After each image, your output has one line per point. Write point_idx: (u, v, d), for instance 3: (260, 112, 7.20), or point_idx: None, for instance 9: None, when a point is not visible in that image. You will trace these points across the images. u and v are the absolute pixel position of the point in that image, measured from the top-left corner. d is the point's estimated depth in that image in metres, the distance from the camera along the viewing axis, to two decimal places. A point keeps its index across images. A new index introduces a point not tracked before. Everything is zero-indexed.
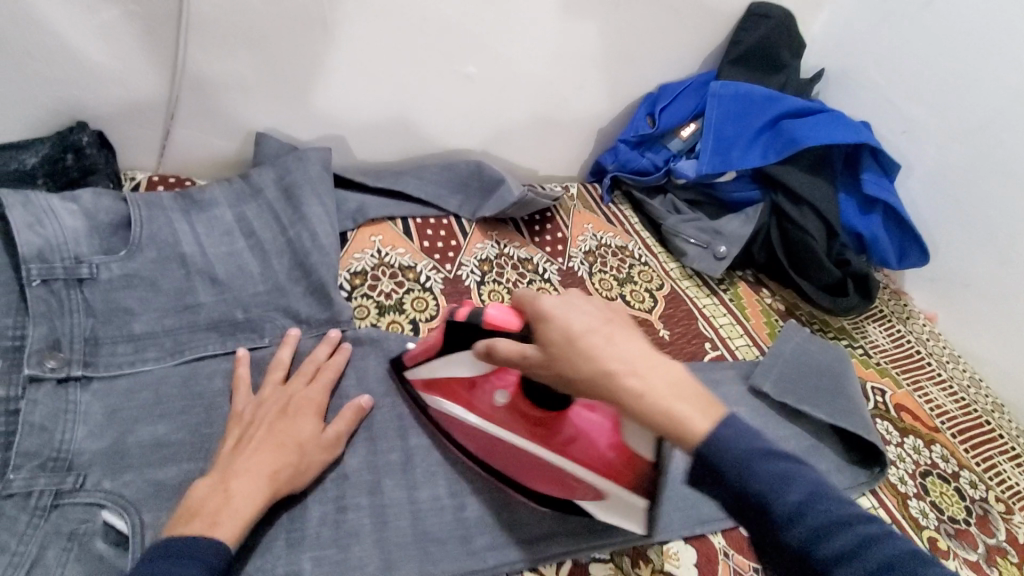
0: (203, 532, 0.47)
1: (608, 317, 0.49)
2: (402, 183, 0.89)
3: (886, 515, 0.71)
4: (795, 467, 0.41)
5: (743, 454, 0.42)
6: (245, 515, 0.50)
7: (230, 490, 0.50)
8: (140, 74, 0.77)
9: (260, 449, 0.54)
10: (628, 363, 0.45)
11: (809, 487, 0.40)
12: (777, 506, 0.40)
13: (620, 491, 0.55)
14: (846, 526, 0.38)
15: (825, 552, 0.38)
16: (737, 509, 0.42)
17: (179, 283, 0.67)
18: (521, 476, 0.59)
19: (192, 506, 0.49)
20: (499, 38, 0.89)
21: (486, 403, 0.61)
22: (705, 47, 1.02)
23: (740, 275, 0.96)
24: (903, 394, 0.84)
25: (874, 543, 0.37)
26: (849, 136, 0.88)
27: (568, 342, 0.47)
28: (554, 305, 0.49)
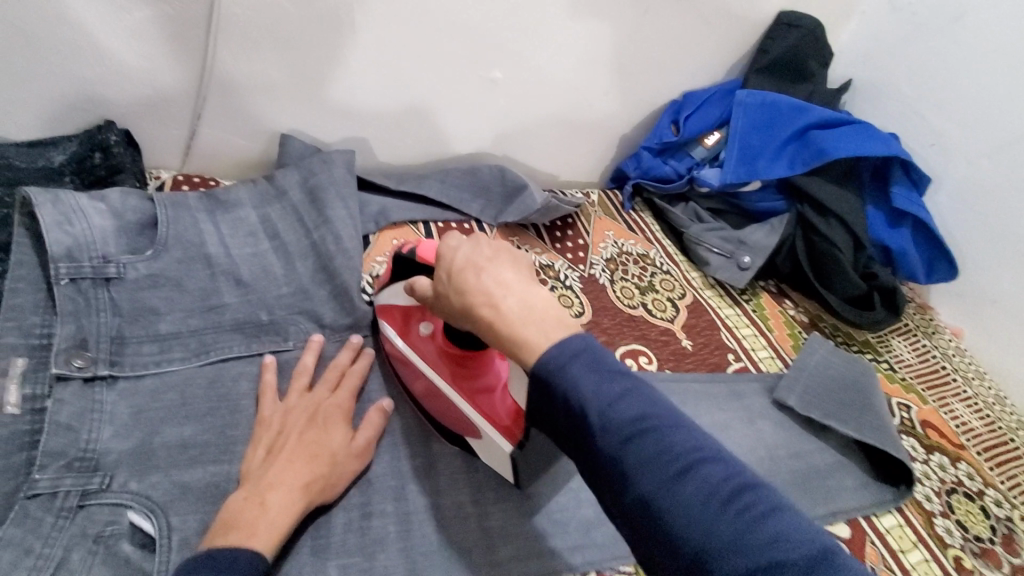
0: (242, 543, 0.47)
1: (493, 253, 0.50)
2: (426, 187, 0.89)
3: (912, 533, 0.69)
4: (618, 378, 0.43)
5: (571, 367, 0.43)
6: (281, 527, 0.50)
7: (267, 501, 0.50)
8: (169, 74, 0.77)
9: (293, 460, 0.54)
10: (489, 293, 0.48)
11: (627, 399, 0.42)
12: (596, 415, 0.41)
13: (496, 436, 0.57)
14: (653, 432, 0.40)
15: (633, 456, 0.40)
16: (563, 419, 0.44)
17: (204, 284, 0.67)
18: (426, 403, 0.63)
19: (229, 518, 0.49)
20: (524, 43, 0.88)
21: (414, 332, 0.65)
22: (731, 55, 1.01)
23: (763, 285, 0.95)
24: (929, 410, 0.82)
25: (674, 447, 0.40)
26: (880, 149, 0.87)
27: (448, 277, 0.50)
28: (451, 242, 0.51)
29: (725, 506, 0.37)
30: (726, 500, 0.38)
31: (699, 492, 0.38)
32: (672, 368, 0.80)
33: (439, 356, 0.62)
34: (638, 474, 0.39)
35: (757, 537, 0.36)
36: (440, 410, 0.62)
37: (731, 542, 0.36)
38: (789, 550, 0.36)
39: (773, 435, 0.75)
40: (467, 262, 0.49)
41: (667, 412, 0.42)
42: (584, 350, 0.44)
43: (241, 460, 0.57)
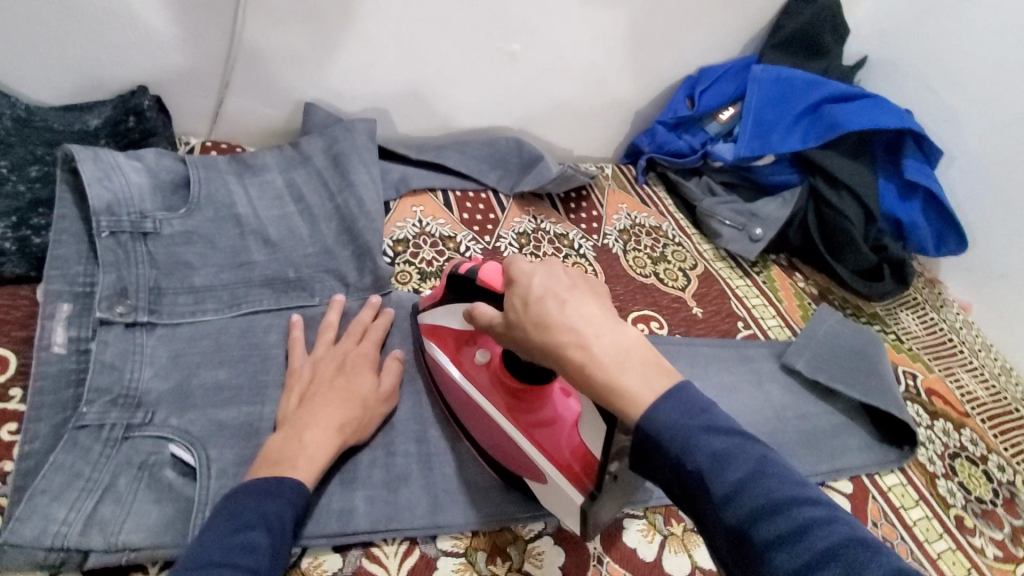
0: (287, 474, 0.51)
1: (570, 281, 0.47)
2: (444, 157, 0.92)
3: (914, 492, 0.71)
4: (739, 444, 0.40)
5: (684, 428, 0.41)
6: (319, 462, 0.53)
7: (305, 439, 0.53)
8: (199, 44, 0.80)
9: (327, 403, 0.57)
10: (577, 331, 0.44)
11: (750, 466, 0.39)
12: (716, 484, 0.39)
13: (564, 483, 0.53)
14: (783, 505, 0.37)
15: (759, 534, 0.36)
16: (678, 485, 0.41)
17: (235, 242, 0.70)
18: (482, 437, 0.59)
19: (272, 454, 0.52)
20: (543, 16, 0.90)
21: (469, 361, 0.62)
22: (747, 32, 1.03)
23: (774, 258, 0.96)
24: (935, 379, 0.84)
25: (813, 528, 0.35)
26: (893, 120, 0.87)
27: (524, 306, 0.47)
28: (525, 267, 0.48)
29: None
30: None
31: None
32: (684, 332, 0.82)
33: (495, 386, 0.59)
34: (772, 557, 0.35)
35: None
36: (504, 450, 0.58)
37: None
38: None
39: (782, 397, 0.77)
40: (548, 292, 0.46)
41: (802, 486, 0.38)
42: (700, 408, 0.42)
43: (273, 402, 0.60)
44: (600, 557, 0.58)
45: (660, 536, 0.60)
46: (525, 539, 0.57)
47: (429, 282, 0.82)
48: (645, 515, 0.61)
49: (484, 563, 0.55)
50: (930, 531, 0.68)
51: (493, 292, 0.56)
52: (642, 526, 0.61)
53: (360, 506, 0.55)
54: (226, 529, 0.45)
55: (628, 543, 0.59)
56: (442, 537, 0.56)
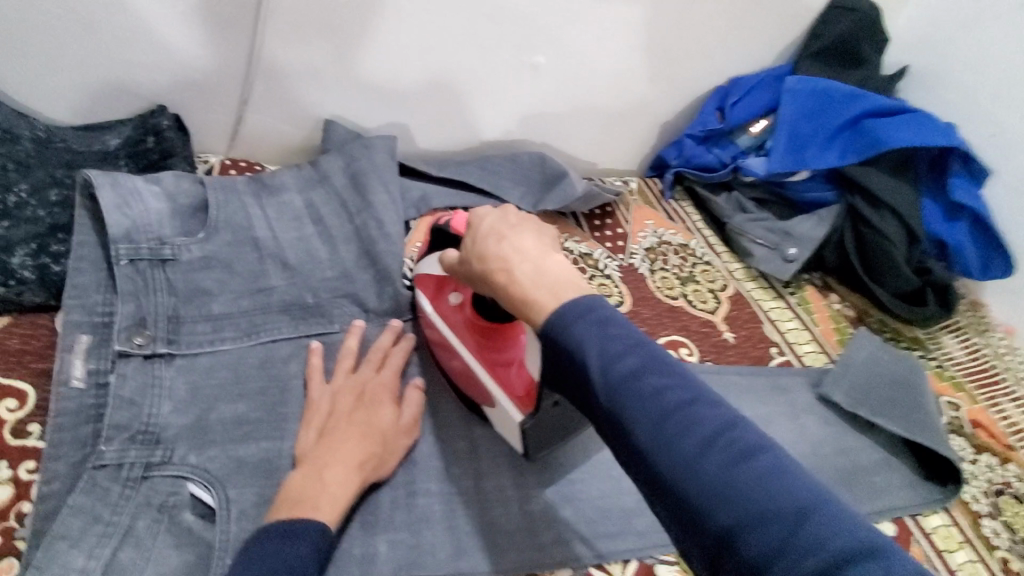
0: (309, 515, 0.49)
1: (517, 222, 0.52)
2: (466, 173, 0.90)
3: (958, 533, 0.67)
4: (618, 331, 0.42)
5: (574, 325, 0.43)
6: (342, 501, 0.51)
7: (326, 479, 0.52)
8: (218, 62, 0.79)
9: (346, 439, 0.55)
10: (506, 258, 0.49)
11: (629, 351, 0.41)
12: (594, 370, 0.41)
13: (509, 407, 0.58)
14: (649, 382, 0.40)
15: (627, 409, 0.39)
16: (567, 376, 0.44)
17: (254, 266, 0.68)
18: (450, 368, 0.65)
19: (292, 494, 0.51)
20: (567, 29, 0.88)
21: (441, 300, 0.65)
22: (780, 41, 0.98)
23: (808, 278, 0.92)
24: (979, 409, 0.80)
25: (675, 401, 0.39)
26: (937, 138, 0.83)
27: (472, 242, 0.52)
28: (481, 210, 0.54)
29: (722, 457, 0.36)
30: (726, 449, 0.36)
31: (693, 441, 0.37)
32: (713, 360, 0.79)
33: (460, 324, 0.63)
34: (635, 428, 0.39)
35: (752, 482, 0.35)
36: (464, 379, 0.63)
37: (717, 488, 0.35)
38: (784, 497, 0.34)
39: (818, 430, 0.73)
40: (490, 229, 0.51)
41: (668, 363, 0.41)
42: (590, 307, 0.44)
43: (292, 437, 0.59)
44: None
45: None
46: None
47: None
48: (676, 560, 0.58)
49: None
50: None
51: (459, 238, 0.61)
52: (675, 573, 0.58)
53: (382, 551, 0.53)
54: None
55: None
56: None
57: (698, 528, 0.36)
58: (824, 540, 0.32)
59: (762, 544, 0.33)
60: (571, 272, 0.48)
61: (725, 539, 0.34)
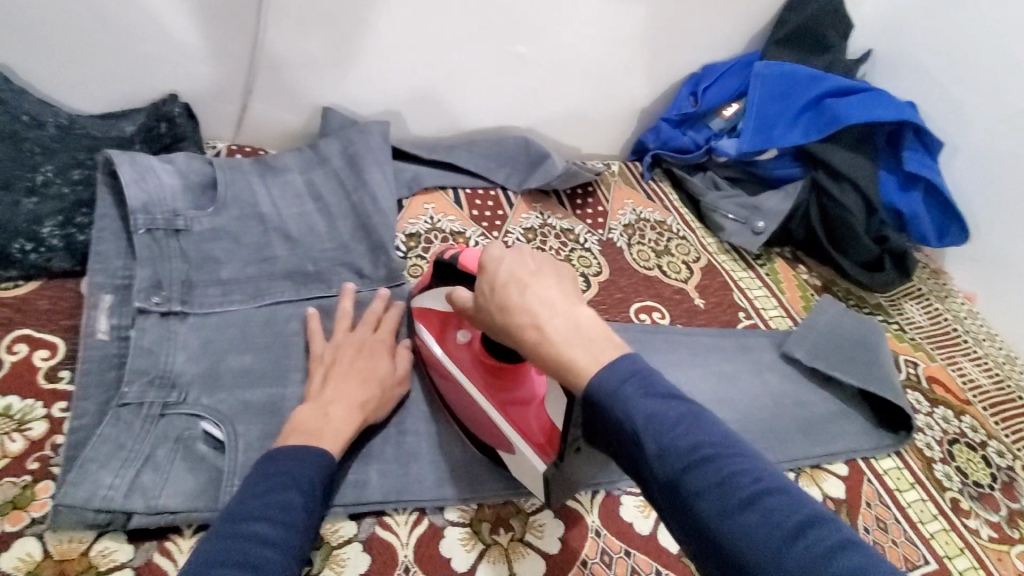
0: (315, 444, 0.55)
1: (537, 267, 0.51)
2: (455, 156, 0.96)
3: (910, 475, 0.72)
4: (672, 404, 0.42)
5: (621, 392, 0.43)
6: (346, 434, 0.57)
7: (331, 413, 0.58)
8: (224, 54, 0.86)
9: (348, 381, 0.62)
10: (534, 312, 0.48)
11: (683, 424, 0.41)
12: (649, 443, 0.41)
13: (529, 452, 0.57)
14: (711, 461, 0.39)
15: (689, 485, 0.39)
16: (621, 448, 0.44)
17: (259, 238, 0.75)
18: (461, 414, 0.63)
19: (296, 422, 0.57)
20: (547, 21, 0.94)
21: (451, 341, 0.66)
22: (750, 30, 1.05)
23: (777, 251, 0.98)
24: (937, 367, 0.84)
25: (737, 478, 0.38)
26: (891, 113, 0.88)
27: (492, 293, 0.51)
28: (494, 252, 0.52)
29: (793, 540, 0.35)
30: (797, 532, 0.35)
31: (760, 521, 0.36)
32: (684, 323, 0.84)
33: (475, 365, 0.63)
34: (700, 507, 0.38)
35: (829, 569, 0.33)
36: (479, 425, 0.62)
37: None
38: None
39: (781, 384, 0.78)
40: (509, 278, 0.49)
41: (730, 441, 0.40)
42: (636, 374, 0.44)
43: (294, 385, 0.65)
44: (598, 530, 0.61)
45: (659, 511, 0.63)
46: (528, 513, 0.61)
47: None
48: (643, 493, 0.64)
49: (488, 533, 0.59)
50: (925, 512, 0.69)
51: (470, 274, 0.62)
52: (639, 502, 0.64)
53: (374, 479, 0.59)
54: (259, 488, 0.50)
55: (624, 517, 0.62)
56: (449, 509, 0.60)
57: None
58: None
59: None
60: (597, 320, 0.48)
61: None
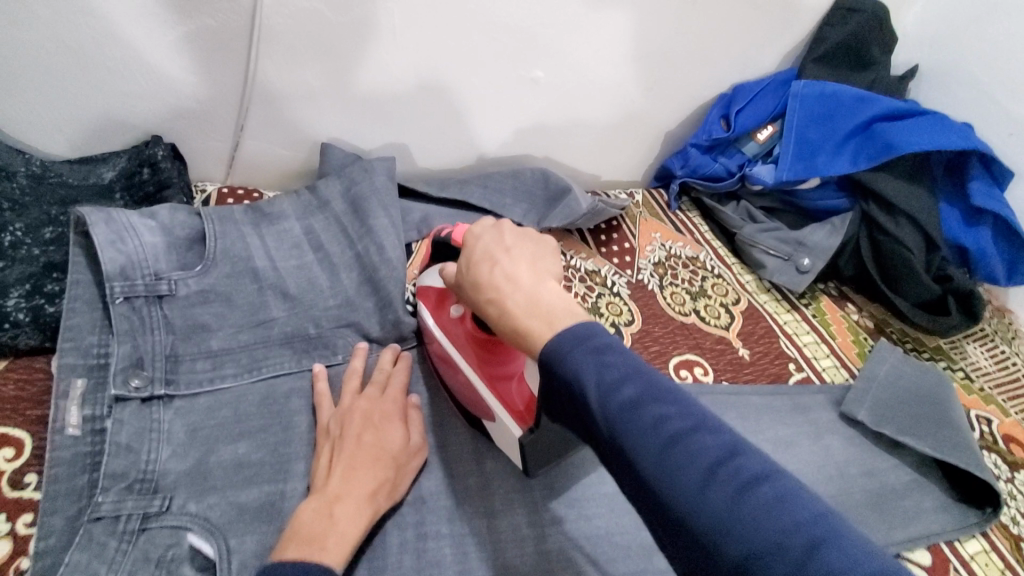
0: (315, 557, 0.46)
1: (510, 247, 0.52)
2: (467, 193, 0.88)
3: (999, 559, 0.63)
4: (616, 357, 0.41)
5: (570, 351, 0.42)
6: (352, 539, 0.49)
7: (335, 514, 0.50)
8: (212, 89, 0.78)
9: (355, 466, 0.53)
10: (496, 282, 0.49)
11: (628, 376, 0.40)
12: (591, 397, 0.40)
13: (508, 421, 0.57)
14: (649, 411, 0.38)
15: (625, 436, 0.38)
16: (567, 406, 0.43)
17: (253, 298, 0.67)
18: (449, 380, 0.64)
19: (299, 530, 0.48)
20: (568, 43, 0.86)
21: (442, 312, 0.66)
22: (786, 45, 0.96)
23: (823, 288, 0.89)
24: (1013, 423, 0.75)
25: (675, 427, 0.37)
26: (954, 142, 0.79)
27: (466, 266, 0.53)
28: (475, 230, 0.55)
29: (724, 484, 0.34)
30: (727, 474, 0.35)
31: (694, 468, 0.35)
32: (730, 379, 0.76)
33: (462, 337, 0.63)
34: (635, 458, 0.37)
35: (756, 512, 0.33)
36: (463, 392, 0.63)
37: (722, 521, 0.33)
38: (795, 530, 0.32)
39: (845, 450, 0.70)
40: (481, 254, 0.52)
41: (667, 391, 0.39)
42: (590, 333, 0.43)
43: (296, 478, 0.56)
44: None
45: None
46: None
47: None
48: None
49: None
50: None
51: None
52: None
53: None
54: None
55: None
56: None
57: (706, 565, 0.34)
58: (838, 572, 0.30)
59: None
60: (574, 307, 0.47)
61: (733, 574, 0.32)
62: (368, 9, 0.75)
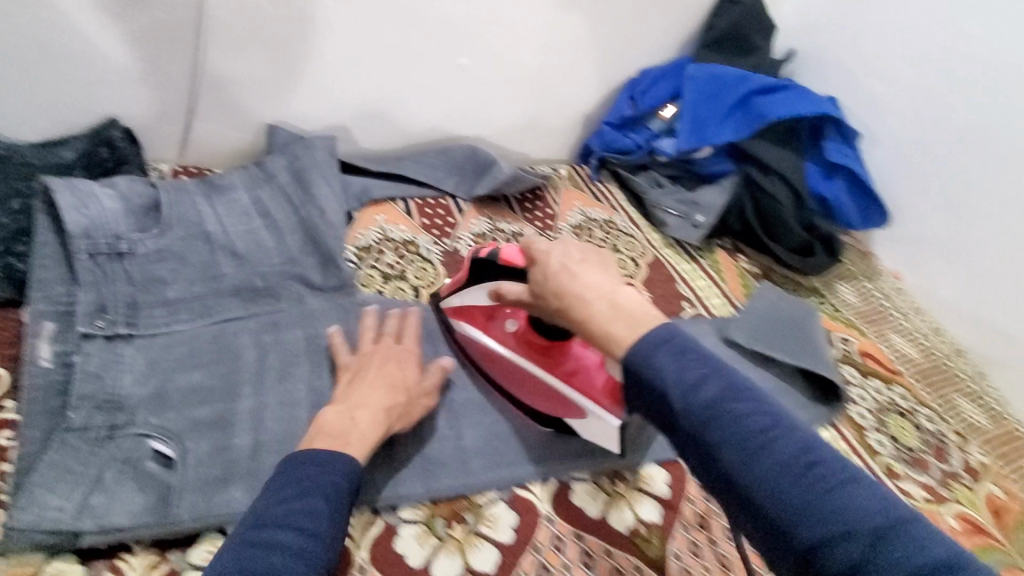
0: (341, 447, 0.56)
1: (581, 257, 0.57)
2: (402, 167, 0.98)
3: (845, 445, 0.77)
4: (696, 362, 0.46)
5: (653, 358, 0.47)
6: (371, 439, 0.58)
7: (357, 418, 0.59)
8: (164, 78, 0.86)
9: (376, 388, 0.63)
10: (580, 292, 0.54)
11: (710, 378, 0.45)
12: (677, 399, 0.45)
13: (601, 412, 0.65)
14: (730, 413, 0.44)
15: (710, 434, 0.44)
16: (652, 405, 0.48)
17: (205, 257, 0.75)
18: (517, 390, 0.70)
19: (326, 425, 0.58)
20: (486, 34, 0.98)
21: (497, 329, 0.73)
22: (681, 34, 1.10)
23: (719, 243, 1.02)
24: (869, 342, 0.89)
25: (752, 424, 0.43)
26: (812, 108, 0.95)
27: (545, 279, 0.57)
28: (542, 247, 0.59)
29: (800, 475, 0.40)
30: (804, 466, 0.41)
31: (772, 461, 0.41)
32: None
33: (527, 348, 0.70)
34: (720, 452, 0.43)
35: (828, 501, 0.39)
36: (540, 399, 0.69)
37: (800, 508, 0.39)
38: (866, 517, 0.38)
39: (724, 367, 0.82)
40: (561, 268, 0.56)
41: (743, 391, 0.45)
42: (670, 338, 0.48)
43: (245, 399, 0.65)
44: (550, 516, 0.63)
45: (607, 495, 0.66)
46: (479, 505, 0.63)
47: (393, 282, 0.85)
48: (592, 479, 0.67)
49: (442, 528, 0.60)
50: None
51: (512, 268, 0.66)
52: (590, 489, 0.66)
53: None
54: (291, 490, 0.50)
55: (576, 503, 0.65)
56: (403, 508, 0.61)
57: (785, 545, 0.40)
58: (901, 554, 0.37)
59: (848, 559, 0.37)
60: (643, 304, 0.52)
61: (808, 552, 0.39)
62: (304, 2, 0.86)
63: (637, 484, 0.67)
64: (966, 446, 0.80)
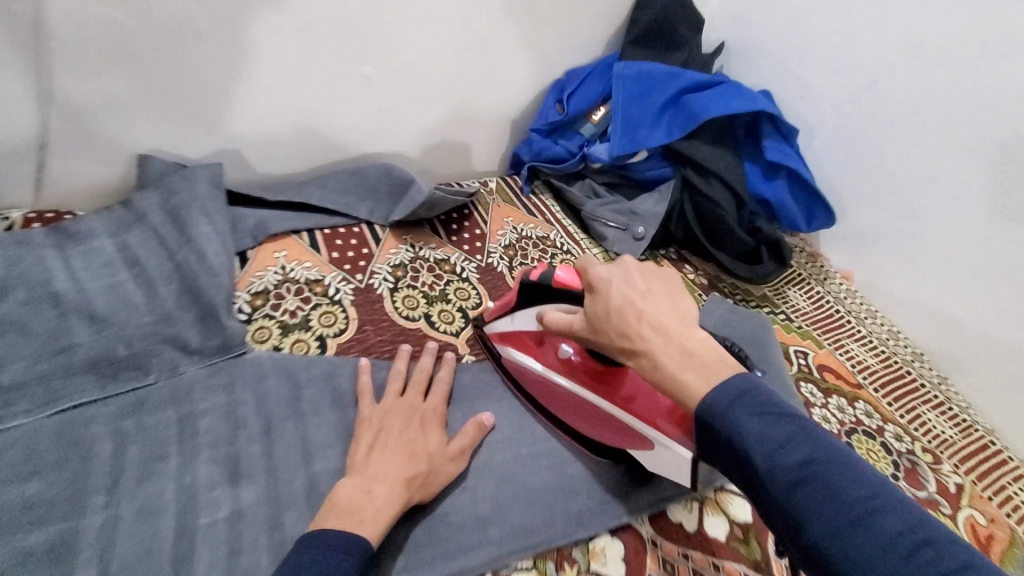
0: (355, 526, 0.51)
1: (646, 289, 0.51)
2: (306, 194, 0.84)
3: None
4: (782, 419, 0.42)
5: (732, 412, 0.43)
6: (387, 516, 0.52)
7: (374, 491, 0.54)
8: (9, 111, 0.71)
9: (394, 455, 0.57)
10: (650, 330, 0.48)
11: (797, 440, 0.41)
12: (758, 458, 0.41)
13: (667, 443, 0.58)
14: (820, 477, 0.39)
15: (796, 499, 0.39)
16: (730, 464, 0.44)
17: (54, 324, 0.62)
18: (577, 421, 0.67)
19: (340, 501, 0.53)
20: (390, 38, 0.86)
21: (550, 356, 0.68)
22: (607, 30, 1.03)
23: (663, 254, 0.96)
24: (825, 353, 0.84)
25: (846, 494, 0.38)
26: (746, 105, 0.87)
27: (607, 315, 0.51)
28: (602, 273, 0.52)
29: (904, 559, 0.35)
30: (908, 547, 0.35)
31: (869, 539, 0.36)
32: None
33: (583, 375, 0.65)
34: (807, 522, 0.38)
35: None
36: (602, 429, 0.65)
37: None
38: None
39: None
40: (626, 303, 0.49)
41: (840, 455, 0.40)
42: (748, 390, 0.44)
43: (93, 513, 0.52)
44: None
45: None
46: None
47: (292, 333, 0.72)
48: (535, 567, 0.58)
49: None
50: None
51: (566, 291, 0.61)
52: None
53: None
54: None
55: None
56: None
57: None
58: None
59: None
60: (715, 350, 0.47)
61: None
62: (178, 13, 0.72)
63: (588, 566, 0.59)
64: (940, 466, 0.73)
